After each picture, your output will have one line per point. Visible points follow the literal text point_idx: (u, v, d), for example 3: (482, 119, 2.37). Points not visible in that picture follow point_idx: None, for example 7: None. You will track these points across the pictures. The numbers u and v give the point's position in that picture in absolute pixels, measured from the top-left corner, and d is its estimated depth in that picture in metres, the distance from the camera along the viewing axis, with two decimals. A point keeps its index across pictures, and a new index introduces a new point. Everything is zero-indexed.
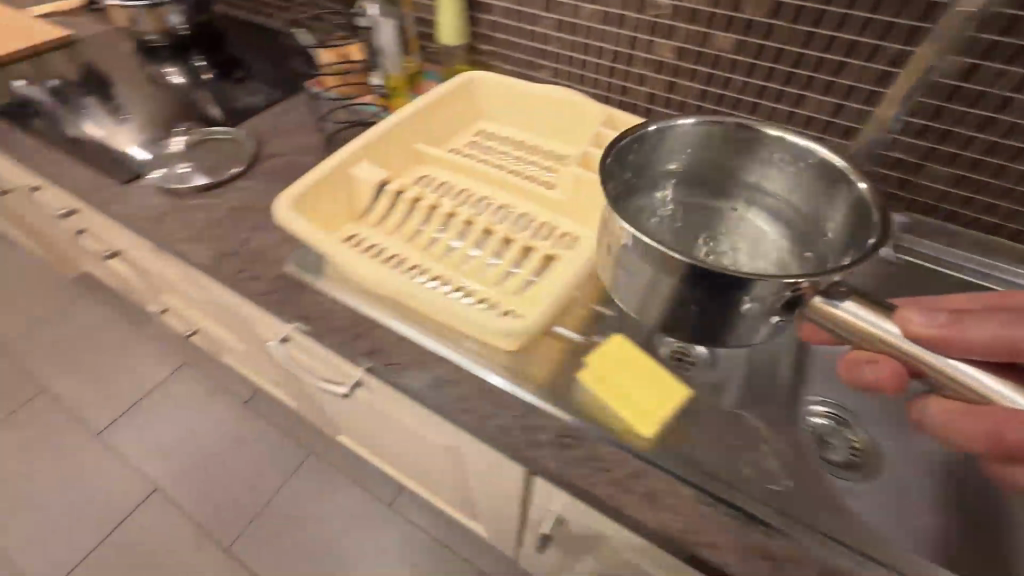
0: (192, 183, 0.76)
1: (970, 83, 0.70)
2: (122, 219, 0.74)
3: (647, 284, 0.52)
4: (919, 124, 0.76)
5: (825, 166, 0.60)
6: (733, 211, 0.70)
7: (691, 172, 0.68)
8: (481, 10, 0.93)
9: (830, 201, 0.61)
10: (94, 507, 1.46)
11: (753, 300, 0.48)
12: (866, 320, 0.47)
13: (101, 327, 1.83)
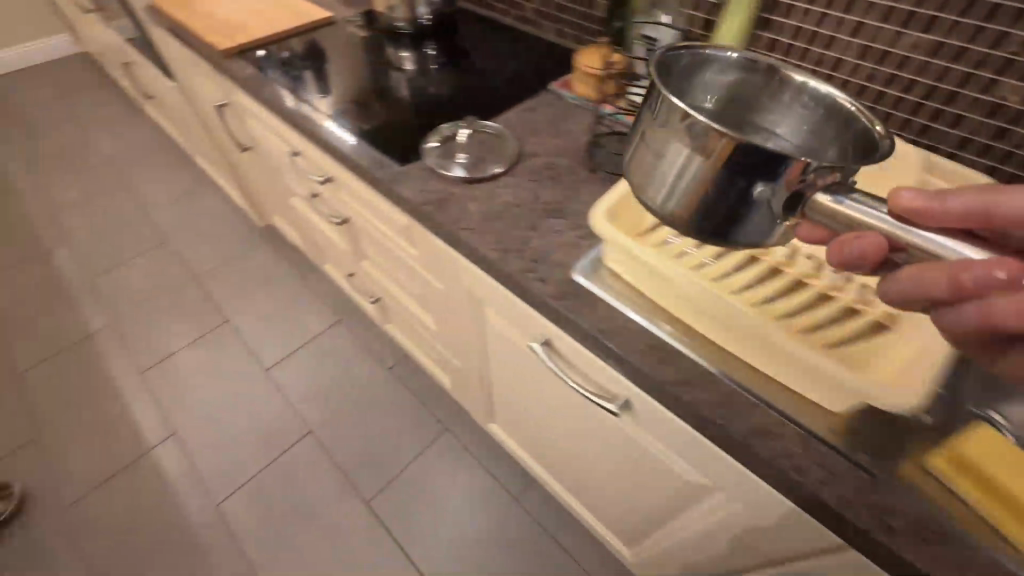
0: (453, 172, 0.78)
1: (976, 46, 0.70)
2: (409, 198, 0.77)
3: (675, 171, 0.45)
4: (930, 87, 0.76)
5: (835, 110, 0.55)
6: (761, 125, 0.62)
7: (732, 89, 0.60)
8: (771, 28, 0.87)
9: (827, 141, 0.56)
10: (259, 434, 1.63)
11: (765, 187, 0.42)
12: (869, 213, 0.38)
13: (276, 277, 2.05)
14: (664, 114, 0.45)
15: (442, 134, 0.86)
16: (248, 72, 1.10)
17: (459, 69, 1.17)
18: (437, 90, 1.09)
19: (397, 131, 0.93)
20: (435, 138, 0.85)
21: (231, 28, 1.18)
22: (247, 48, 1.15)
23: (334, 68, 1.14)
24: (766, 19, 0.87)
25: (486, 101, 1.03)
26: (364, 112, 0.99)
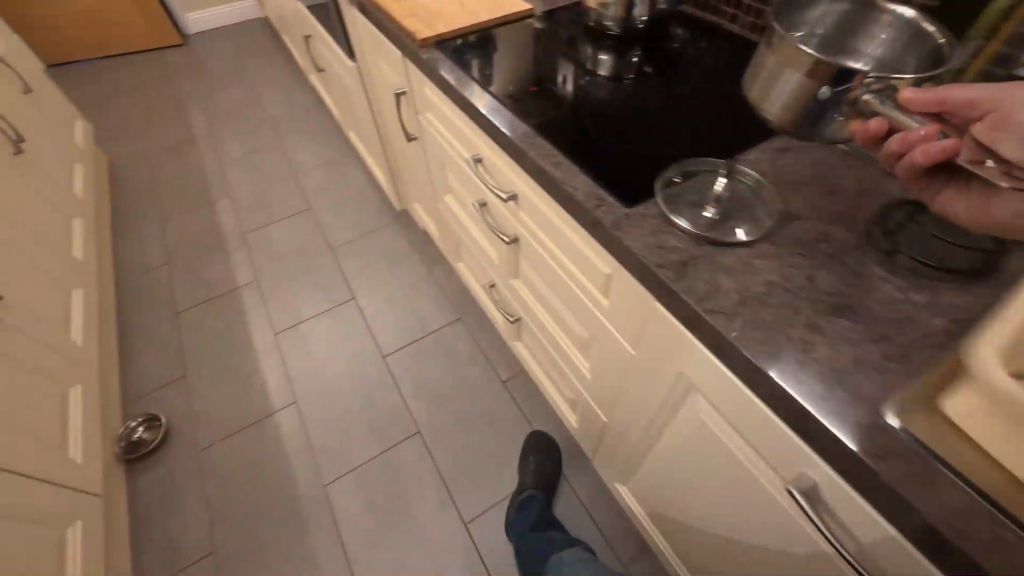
0: (681, 224, 0.63)
1: None
2: (644, 257, 0.62)
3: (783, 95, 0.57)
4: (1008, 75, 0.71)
5: (917, 33, 0.66)
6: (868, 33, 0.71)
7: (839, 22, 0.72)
8: None
9: (909, 57, 0.67)
10: (369, 421, 1.63)
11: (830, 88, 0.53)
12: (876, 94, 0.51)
13: (402, 260, 2.06)
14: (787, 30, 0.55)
15: (682, 177, 0.70)
16: (443, 66, 1.01)
17: (676, 82, 0.98)
18: (654, 105, 0.91)
19: (618, 159, 0.77)
20: (675, 180, 0.70)
21: (429, 13, 1.09)
22: (444, 39, 1.05)
23: (534, 68, 1.01)
24: None
25: (719, 128, 0.84)
26: (575, 127, 0.84)
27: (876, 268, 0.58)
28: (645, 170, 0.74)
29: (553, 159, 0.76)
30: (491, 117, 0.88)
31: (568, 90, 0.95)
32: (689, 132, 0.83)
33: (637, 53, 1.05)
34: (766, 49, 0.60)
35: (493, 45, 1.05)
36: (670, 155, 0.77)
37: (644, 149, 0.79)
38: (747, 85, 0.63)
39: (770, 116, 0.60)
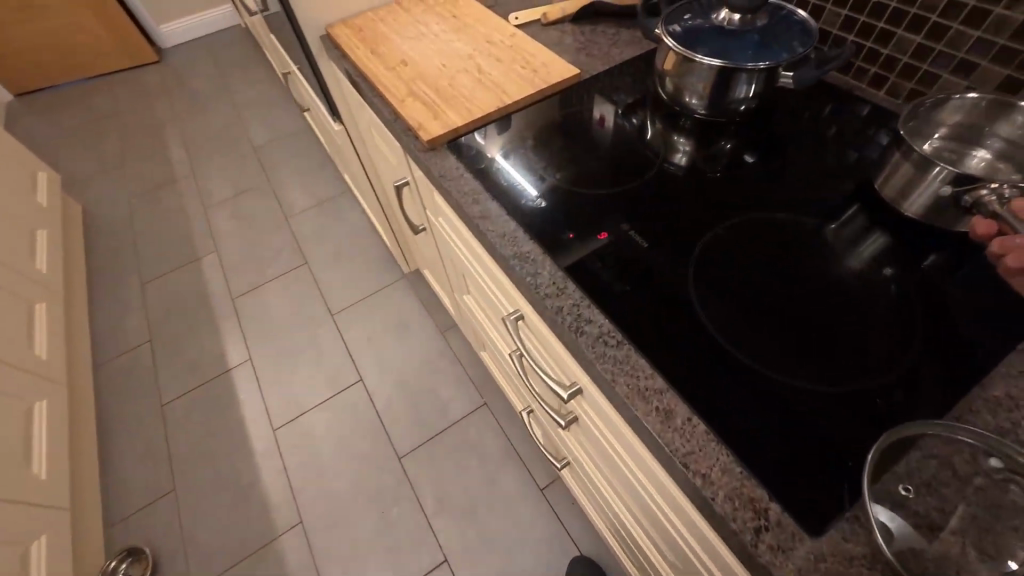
0: (890, 531, 0.37)
1: None
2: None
3: (927, 184, 0.53)
4: None
5: None
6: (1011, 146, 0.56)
7: (977, 130, 0.58)
8: None
9: None
10: (387, 545, 1.38)
11: (956, 187, 0.51)
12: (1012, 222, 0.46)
13: (414, 326, 1.79)
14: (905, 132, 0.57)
15: (912, 489, 0.40)
16: (461, 180, 0.69)
17: (812, 194, 0.65)
18: (793, 251, 0.58)
19: (773, 401, 0.45)
20: (899, 494, 0.40)
21: (437, 95, 0.79)
22: (461, 134, 0.75)
23: (595, 180, 0.67)
24: None
25: (921, 306, 0.51)
26: (684, 316, 0.52)
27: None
28: (827, 432, 0.43)
29: (661, 400, 0.46)
30: (540, 292, 0.56)
31: (604, 128, 0.76)
32: (872, 317, 0.51)
33: (738, 142, 0.73)
34: (891, 157, 0.57)
35: (529, 141, 0.73)
36: (859, 387, 0.46)
37: (809, 371, 0.47)
38: (878, 177, 0.59)
39: (909, 210, 0.56)
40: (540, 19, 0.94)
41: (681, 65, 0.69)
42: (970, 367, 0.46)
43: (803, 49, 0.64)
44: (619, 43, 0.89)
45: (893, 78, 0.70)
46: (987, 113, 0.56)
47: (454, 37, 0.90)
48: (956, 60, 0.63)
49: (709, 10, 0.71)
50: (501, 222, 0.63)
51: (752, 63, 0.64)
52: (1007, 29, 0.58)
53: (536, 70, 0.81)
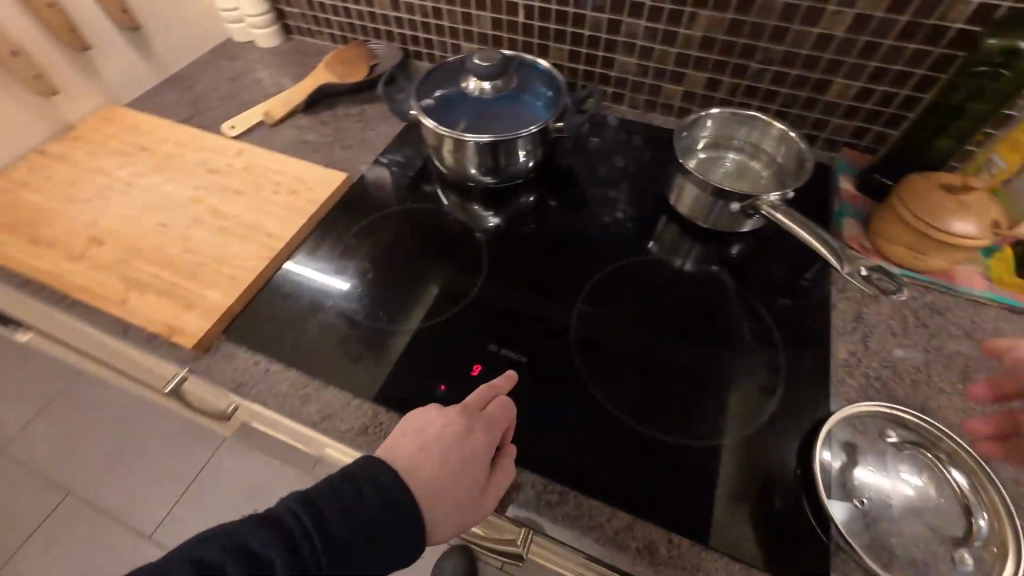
0: (841, 525, 0.41)
1: (901, 89, 0.60)
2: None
3: (712, 201, 0.60)
4: (854, 127, 0.66)
5: (796, 148, 0.59)
6: (750, 151, 0.64)
7: (724, 142, 0.65)
8: None
9: (797, 169, 0.59)
10: None
11: (739, 202, 0.58)
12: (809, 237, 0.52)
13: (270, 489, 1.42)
14: (684, 148, 0.62)
15: (866, 499, 0.42)
16: (270, 378, 0.52)
17: (626, 224, 0.68)
18: (646, 295, 0.60)
19: (724, 470, 0.45)
20: (859, 509, 0.41)
21: (173, 272, 0.57)
22: (237, 313, 0.56)
23: (433, 304, 0.58)
24: None
25: (752, 300, 0.59)
26: (606, 422, 0.48)
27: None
28: (756, 462, 0.46)
29: (636, 536, 0.42)
30: None
31: (392, 195, 0.71)
32: (734, 332, 0.56)
33: (540, 195, 0.72)
34: (681, 177, 0.62)
35: (330, 282, 0.59)
36: (747, 402, 0.50)
37: (718, 412, 0.49)
38: (673, 196, 0.65)
39: (705, 220, 0.63)
40: (263, 119, 0.77)
41: (456, 146, 0.64)
42: (818, 345, 0.53)
43: (553, 93, 0.65)
44: (370, 123, 0.79)
45: (628, 93, 0.77)
46: (727, 127, 0.63)
47: (157, 180, 0.67)
48: (668, 72, 0.72)
49: (455, 79, 0.67)
50: (354, 415, 0.49)
51: (521, 129, 0.63)
52: (694, 43, 0.67)
53: (293, 191, 0.66)
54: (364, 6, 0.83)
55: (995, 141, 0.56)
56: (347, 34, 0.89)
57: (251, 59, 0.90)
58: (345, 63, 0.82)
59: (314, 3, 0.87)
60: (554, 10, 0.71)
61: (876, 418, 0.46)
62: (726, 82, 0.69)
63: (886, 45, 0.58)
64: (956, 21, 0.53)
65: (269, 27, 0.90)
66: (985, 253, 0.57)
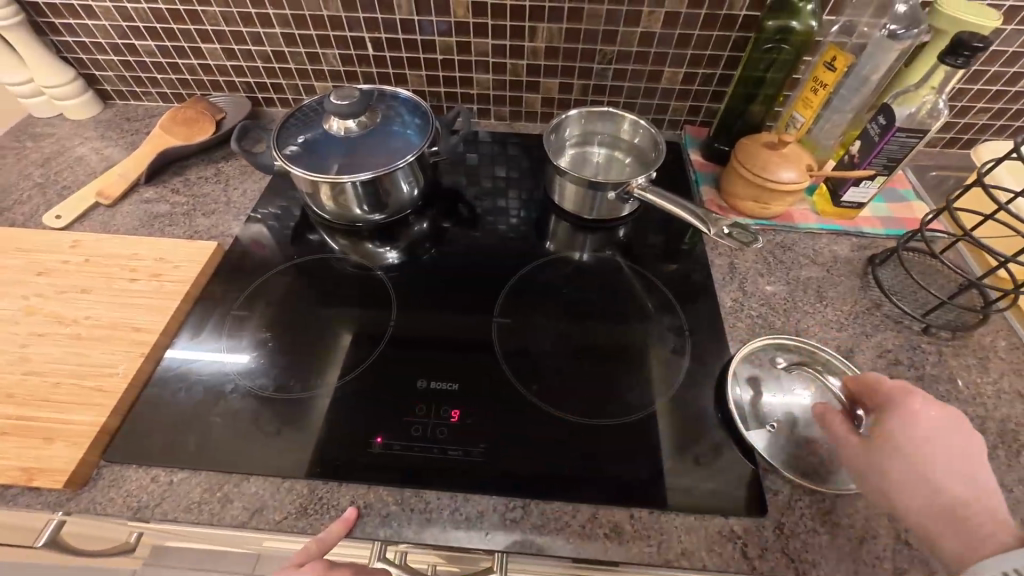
0: (762, 450, 0.47)
1: (717, 70, 0.70)
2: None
3: (591, 194, 0.65)
4: (691, 105, 0.76)
5: (648, 133, 0.66)
6: (612, 142, 0.70)
7: (588, 138, 0.70)
8: (967, 78, 0.66)
9: (654, 150, 0.66)
10: None
11: (614, 190, 0.63)
12: (680, 211, 0.58)
13: None
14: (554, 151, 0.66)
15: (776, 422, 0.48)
16: (175, 488, 0.45)
17: (521, 231, 0.70)
18: (557, 292, 0.62)
19: (654, 434, 0.49)
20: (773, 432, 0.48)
21: (16, 404, 0.47)
22: (114, 430, 0.48)
23: (349, 358, 0.54)
24: (971, 71, 0.64)
25: (644, 274, 0.64)
26: (544, 423, 0.49)
27: (960, 349, 0.54)
28: (685, 419, 0.50)
29: (603, 522, 0.43)
30: (410, 529, 0.43)
31: (271, 251, 0.65)
32: (640, 306, 0.60)
33: (431, 220, 0.72)
34: (559, 177, 0.66)
35: (222, 363, 0.53)
36: (660, 366, 0.54)
37: (638, 382, 0.53)
38: (556, 195, 0.69)
39: (590, 212, 0.67)
40: (98, 201, 0.67)
41: (334, 189, 0.61)
42: (709, 300, 0.60)
43: (421, 119, 0.66)
44: (230, 181, 0.72)
45: (492, 108, 0.80)
46: (588, 124, 0.68)
47: None
48: (524, 82, 0.76)
49: (317, 121, 0.65)
50: (287, 499, 0.44)
51: (396, 160, 0.62)
52: (540, 53, 0.72)
53: (154, 274, 0.58)
54: (194, 58, 0.76)
55: (792, 101, 0.67)
56: (180, 91, 0.81)
57: (63, 135, 0.78)
58: (185, 121, 0.74)
59: (131, 62, 0.77)
60: (402, 39, 0.72)
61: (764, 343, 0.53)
62: (576, 84, 0.75)
63: (696, 35, 0.67)
64: (742, 9, 0.64)
65: (81, 95, 0.79)
66: (809, 193, 0.68)
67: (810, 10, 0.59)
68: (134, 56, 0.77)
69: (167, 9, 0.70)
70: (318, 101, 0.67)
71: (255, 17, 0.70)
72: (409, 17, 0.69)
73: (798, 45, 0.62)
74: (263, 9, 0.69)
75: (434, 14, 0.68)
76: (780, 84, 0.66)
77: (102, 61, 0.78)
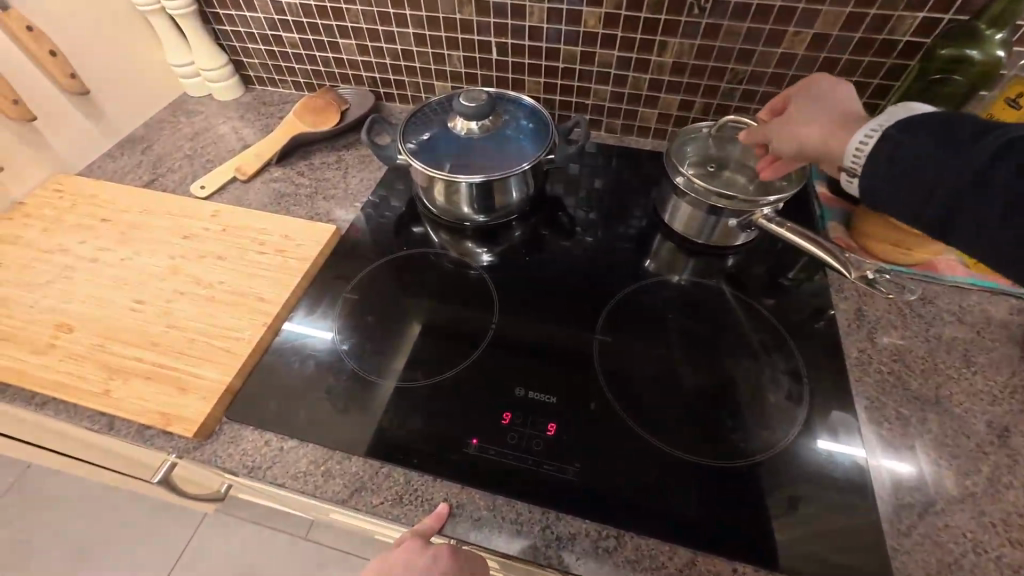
0: (886, 523, 0.43)
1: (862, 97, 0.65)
2: None
3: (708, 219, 0.61)
4: None
5: None
6: None
7: None
8: None
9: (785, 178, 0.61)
10: None
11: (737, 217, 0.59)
12: (812, 247, 0.54)
13: (249, 560, 1.25)
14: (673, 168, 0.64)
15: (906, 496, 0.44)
16: (285, 454, 0.48)
17: (625, 247, 0.68)
18: (659, 316, 0.60)
19: (765, 486, 0.45)
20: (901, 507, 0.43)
21: (160, 353, 0.52)
22: (236, 391, 0.51)
23: (449, 354, 0.55)
24: None
25: (757, 308, 0.60)
26: (644, 453, 0.47)
27: None
28: (801, 476, 0.45)
29: (702, 570, 0.41)
30: (501, 537, 0.43)
31: (380, 238, 0.68)
32: (751, 343, 0.56)
33: (533, 227, 0.72)
34: (676, 197, 0.63)
35: (332, 342, 0.56)
36: (774, 411, 0.50)
37: (747, 425, 0.49)
38: (667, 214, 0.67)
39: (703, 237, 0.64)
40: (235, 175, 0.73)
41: (449, 187, 0.63)
42: (831, 347, 0.55)
43: (539, 126, 0.66)
44: (348, 169, 0.76)
45: (605, 119, 0.79)
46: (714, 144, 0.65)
47: (125, 253, 0.62)
48: (643, 96, 0.74)
49: (440, 120, 0.67)
50: (384, 484, 0.46)
51: (513, 165, 0.63)
52: (666, 68, 0.69)
53: (280, 250, 0.62)
54: (330, 52, 0.82)
55: None
56: (312, 81, 0.87)
57: (210, 114, 0.86)
58: (314, 109, 0.79)
59: (276, 52, 0.84)
60: (527, 45, 0.72)
61: (872, 432, 0.48)
62: (698, 102, 0.72)
63: (846, 59, 0.62)
64: (905, 34, 0.58)
65: (230, 78, 0.87)
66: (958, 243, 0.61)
67: (999, 40, 0.53)
68: (279, 46, 0.83)
69: (316, 5, 0.76)
70: (442, 100, 0.70)
71: (392, 17, 0.74)
72: (539, 25, 0.69)
73: (974, 77, 0.55)
74: (401, 10, 0.73)
75: (564, 23, 0.68)
76: None
77: (251, 49, 0.85)
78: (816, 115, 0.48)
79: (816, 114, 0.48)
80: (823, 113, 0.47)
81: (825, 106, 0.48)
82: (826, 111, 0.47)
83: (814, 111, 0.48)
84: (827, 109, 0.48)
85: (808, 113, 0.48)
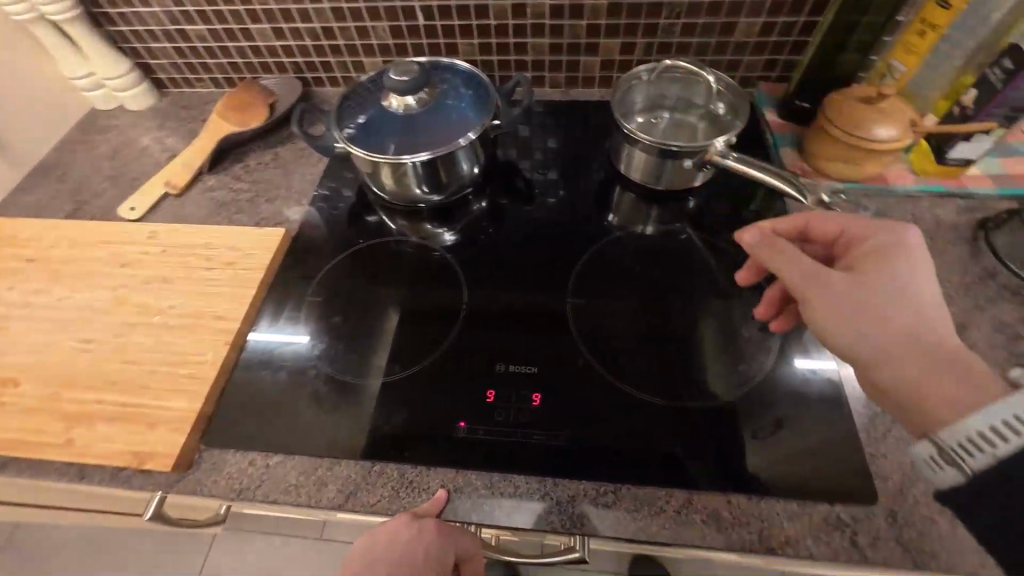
0: (863, 433, 0.45)
1: (801, 16, 0.64)
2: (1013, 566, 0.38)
3: (664, 164, 0.60)
4: (764, 60, 0.70)
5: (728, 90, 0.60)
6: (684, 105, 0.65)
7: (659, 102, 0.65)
8: None
9: (734, 110, 0.60)
10: None
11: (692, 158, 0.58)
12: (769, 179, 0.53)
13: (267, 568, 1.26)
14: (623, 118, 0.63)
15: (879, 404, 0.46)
16: (273, 472, 0.47)
17: (587, 204, 0.67)
18: (628, 269, 0.59)
19: (749, 419, 0.46)
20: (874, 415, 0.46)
21: (120, 392, 0.50)
22: (209, 416, 0.49)
23: (424, 342, 0.54)
24: None
25: (723, 247, 0.60)
26: (630, 407, 0.48)
27: None
28: (781, 403, 0.47)
29: (699, 506, 0.43)
30: (503, 513, 0.43)
31: (335, 233, 0.65)
32: (721, 282, 0.57)
33: (491, 197, 0.70)
34: (628, 146, 0.62)
35: (301, 350, 0.54)
36: (750, 346, 0.51)
37: (726, 364, 0.50)
38: (623, 165, 0.65)
39: (662, 182, 0.63)
40: (166, 190, 0.68)
41: (395, 170, 0.59)
42: None
43: (480, 92, 0.63)
44: (288, 166, 0.72)
45: (547, 74, 0.76)
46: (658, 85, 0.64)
47: (61, 292, 0.58)
48: (583, 45, 0.71)
49: (374, 99, 0.63)
50: (379, 482, 0.45)
51: (457, 137, 0.59)
52: (601, 11, 0.66)
53: (229, 263, 0.59)
54: (243, 41, 0.75)
55: (891, 47, 0.61)
56: (231, 75, 0.81)
57: (126, 126, 0.79)
58: (238, 106, 0.73)
59: (183, 49, 0.77)
60: (453, 5, 0.68)
61: None
62: (639, 43, 0.70)
63: None
64: None
65: (137, 85, 0.80)
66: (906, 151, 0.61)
67: None
68: (186, 41, 0.76)
69: None
70: (373, 78, 0.65)
71: None
72: None
73: None
74: None
75: None
76: (879, 29, 0.60)
77: (155, 49, 0.78)
78: (892, 313, 0.39)
79: (892, 313, 0.39)
80: (902, 318, 0.39)
81: (908, 317, 0.40)
82: (905, 319, 0.39)
83: (887, 304, 0.40)
84: (910, 325, 0.40)
85: (878, 300, 0.40)
